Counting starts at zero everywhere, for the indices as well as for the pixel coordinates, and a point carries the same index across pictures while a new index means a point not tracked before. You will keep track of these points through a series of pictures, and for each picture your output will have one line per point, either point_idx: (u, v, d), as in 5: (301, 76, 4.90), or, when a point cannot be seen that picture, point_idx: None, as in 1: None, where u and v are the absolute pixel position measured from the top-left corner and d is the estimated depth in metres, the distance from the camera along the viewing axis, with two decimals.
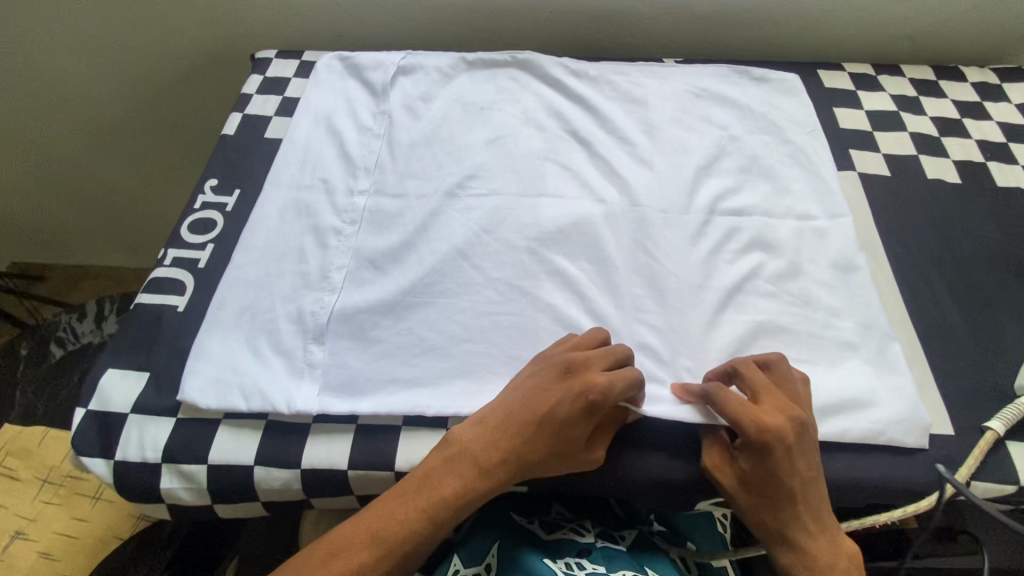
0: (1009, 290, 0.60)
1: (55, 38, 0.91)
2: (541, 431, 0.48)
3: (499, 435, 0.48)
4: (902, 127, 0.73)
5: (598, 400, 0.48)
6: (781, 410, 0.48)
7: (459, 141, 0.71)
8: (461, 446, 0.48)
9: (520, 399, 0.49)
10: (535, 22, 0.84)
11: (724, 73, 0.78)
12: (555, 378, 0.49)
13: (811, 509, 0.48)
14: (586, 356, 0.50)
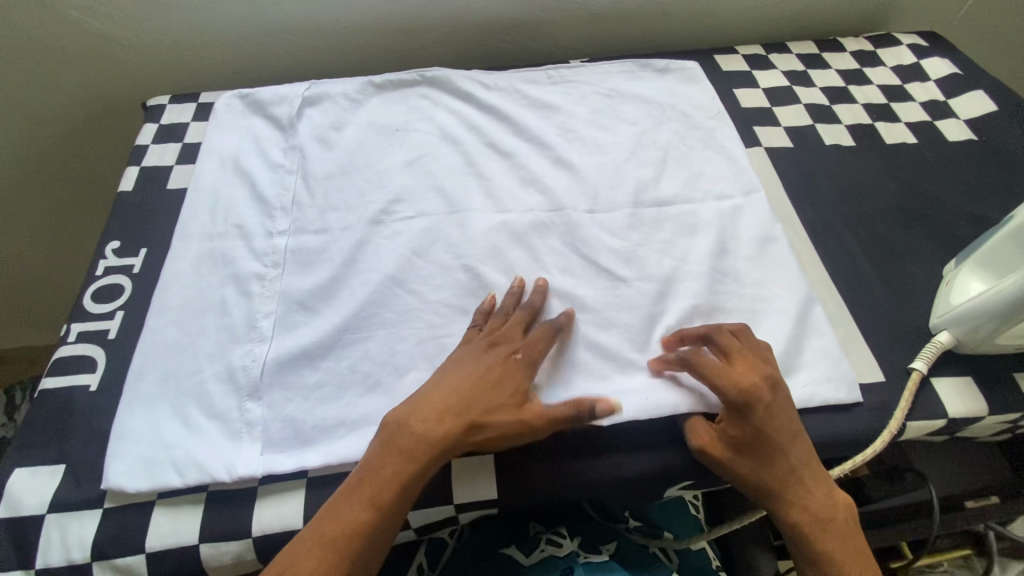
0: (912, 237, 0.64)
1: None
2: (488, 394, 0.49)
3: (450, 404, 0.48)
4: (797, 100, 0.78)
5: (526, 356, 0.52)
6: (747, 360, 0.51)
7: (377, 166, 0.69)
8: (429, 422, 0.47)
9: (451, 373, 0.51)
10: (440, 38, 0.84)
11: (630, 69, 0.80)
12: (487, 349, 0.52)
13: (801, 467, 0.49)
14: (506, 327, 0.54)
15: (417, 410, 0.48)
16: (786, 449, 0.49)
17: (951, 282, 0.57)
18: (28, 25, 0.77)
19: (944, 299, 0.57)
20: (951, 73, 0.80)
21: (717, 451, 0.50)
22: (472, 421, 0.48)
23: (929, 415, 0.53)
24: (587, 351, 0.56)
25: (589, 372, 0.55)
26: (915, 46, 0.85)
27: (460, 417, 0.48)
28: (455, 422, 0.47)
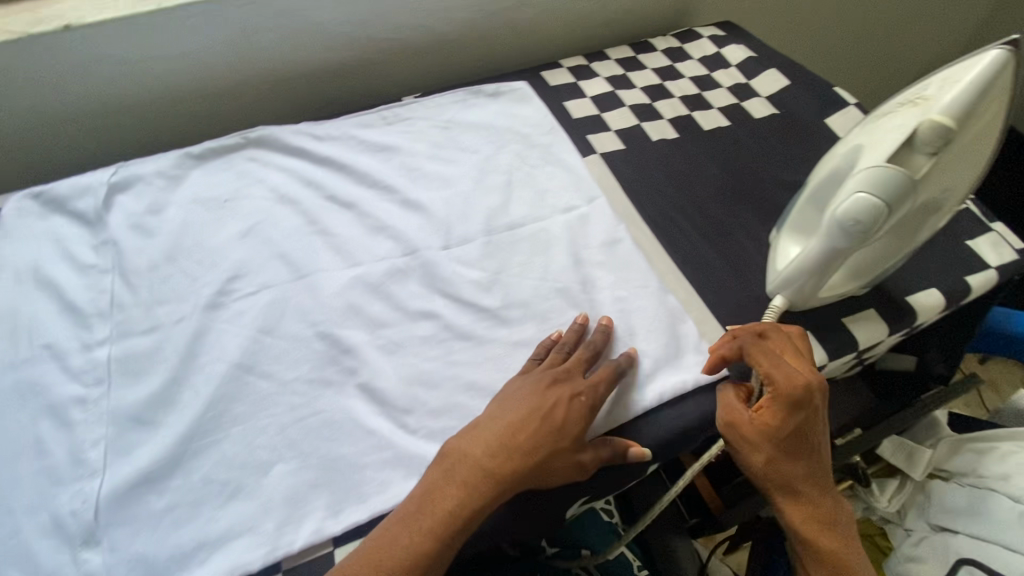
0: (740, 213, 0.70)
1: None
2: (557, 435, 0.48)
3: (516, 441, 0.47)
4: (621, 104, 0.83)
5: (595, 399, 0.51)
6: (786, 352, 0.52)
7: (208, 244, 0.64)
8: (492, 459, 0.46)
9: (517, 406, 0.49)
10: (261, 94, 0.80)
11: (462, 97, 0.81)
12: (547, 389, 0.51)
13: (818, 470, 0.51)
14: (567, 369, 0.53)
15: (479, 446, 0.47)
16: (813, 439, 0.50)
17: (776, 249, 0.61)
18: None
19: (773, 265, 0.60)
20: (746, 57, 0.89)
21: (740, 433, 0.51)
22: (538, 463, 0.47)
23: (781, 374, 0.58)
24: (464, 391, 0.54)
25: (466, 415, 0.53)
26: (713, 37, 0.93)
27: (529, 452, 0.47)
28: (520, 464, 0.46)
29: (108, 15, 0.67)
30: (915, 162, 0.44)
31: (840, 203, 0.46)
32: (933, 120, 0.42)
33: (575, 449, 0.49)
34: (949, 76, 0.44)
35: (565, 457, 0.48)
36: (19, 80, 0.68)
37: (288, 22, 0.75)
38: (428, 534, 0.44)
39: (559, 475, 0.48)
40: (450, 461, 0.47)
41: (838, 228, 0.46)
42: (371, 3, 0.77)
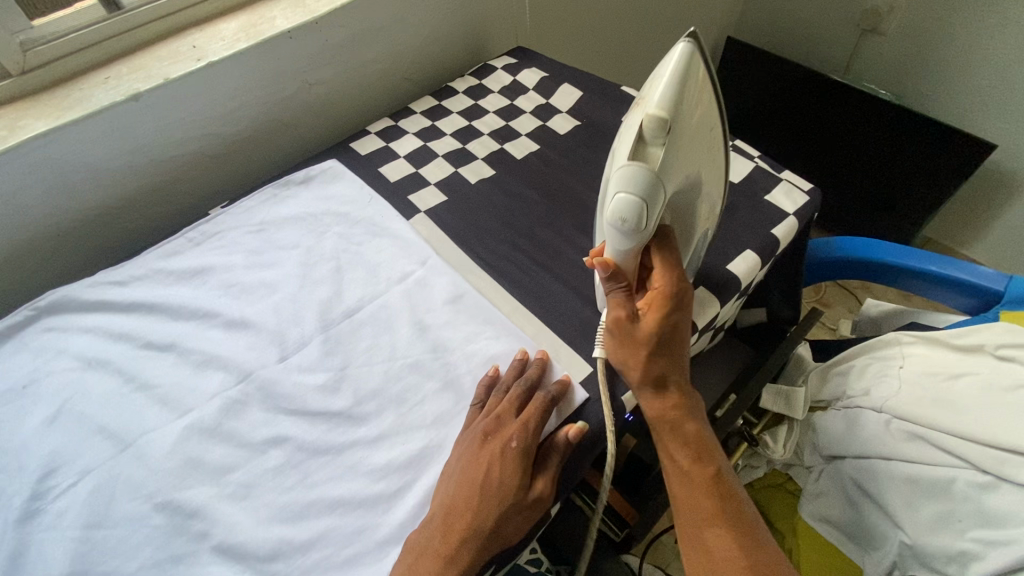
0: (567, 231, 0.72)
1: None
2: (491, 496, 0.48)
3: (458, 521, 0.47)
4: (434, 155, 0.83)
5: (525, 444, 0.50)
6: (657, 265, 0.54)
7: (10, 445, 0.56)
8: (441, 541, 0.46)
9: (456, 480, 0.49)
10: (49, 254, 0.74)
11: (271, 193, 0.78)
12: (479, 445, 0.51)
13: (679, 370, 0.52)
14: (495, 416, 0.53)
15: (433, 524, 0.48)
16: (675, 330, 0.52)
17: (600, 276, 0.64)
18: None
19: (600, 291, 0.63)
20: (541, 77, 0.93)
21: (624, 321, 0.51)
22: (485, 529, 0.47)
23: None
24: (330, 512, 0.51)
25: (337, 537, 0.50)
26: (506, 65, 0.97)
27: (473, 523, 0.47)
28: (466, 536, 0.47)
29: None
30: (654, 153, 0.48)
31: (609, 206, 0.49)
32: (649, 113, 0.46)
33: (518, 495, 0.48)
34: (655, 76, 0.49)
35: (507, 513, 0.48)
36: None
37: (48, 173, 0.68)
38: None
39: (513, 526, 0.48)
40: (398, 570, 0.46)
41: (617, 230, 0.50)
42: (139, 127, 0.73)
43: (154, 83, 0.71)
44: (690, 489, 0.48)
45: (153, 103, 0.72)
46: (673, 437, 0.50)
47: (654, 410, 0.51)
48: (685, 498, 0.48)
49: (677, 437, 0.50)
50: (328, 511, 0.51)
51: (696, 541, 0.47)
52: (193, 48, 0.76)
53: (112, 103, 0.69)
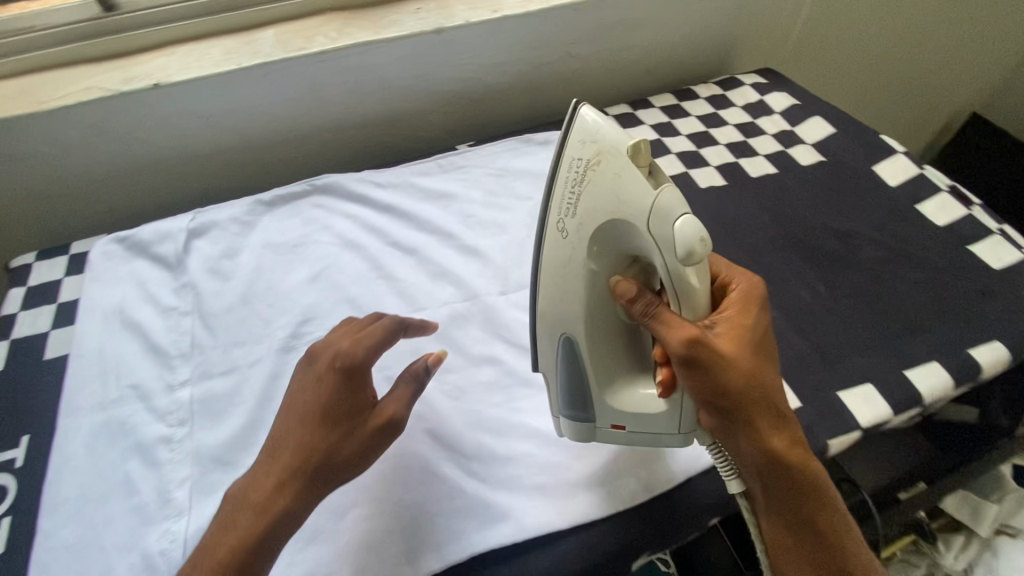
0: (794, 261, 0.70)
1: None
2: (320, 418, 0.45)
3: (279, 466, 0.45)
4: (669, 150, 0.85)
5: (343, 366, 0.47)
6: (735, 293, 0.48)
7: (279, 288, 0.67)
8: (262, 480, 0.45)
9: (286, 415, 0.47)
10: (324, 142, 0.85)
11: (513, 146, 0.85)
12: (303, 380, 0.48)
13: (776, 415, 0.46)
14: (326, 342, 0.49)
15: (258, 466, 0.46)
16: (765, 368, 0.46)
17: (581, 414, 0.52)
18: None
19: (604, 412, 0.51)
20: (790, 104, 0.91)
21: (714, 355, 0.43)
22: (318, 455, 0.44)
23: (686, 414, 0.48)
24: (529, 438, 0.55)
25: (535, 459, 0.54)
26: (754, 83, 0.96)
27: (296, 458, 0.44)
28: (290, 468, 0.44)
29: (194, 75, 0.72)
30: (659, 179, 0.43)
31: (675, 234, 0.41)
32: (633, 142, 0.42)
33: (336, 434, 0.45)
34: (587, 138, 0.44)
35: (343, 440, 0.45)
36: (108, 133, 0.73)
37: (351, 75, 0.79)
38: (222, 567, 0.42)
39: (349, 449, 0.45)
40: (229, 506, 0.45)
41: (698, 256, 0.41)
42: (429, 58, 0.82)
43: (456, 23, 0.79)
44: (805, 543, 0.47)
45: (448, 39, 0.80)
46: (784, 492, 0.46)
47: (761, 465, 0.45)
48: (799, 552, 0.47)
49: (788, 489, 0.46)
50: (529, 437, 0.55)
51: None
52: None
53: (420, 31, 0.78)
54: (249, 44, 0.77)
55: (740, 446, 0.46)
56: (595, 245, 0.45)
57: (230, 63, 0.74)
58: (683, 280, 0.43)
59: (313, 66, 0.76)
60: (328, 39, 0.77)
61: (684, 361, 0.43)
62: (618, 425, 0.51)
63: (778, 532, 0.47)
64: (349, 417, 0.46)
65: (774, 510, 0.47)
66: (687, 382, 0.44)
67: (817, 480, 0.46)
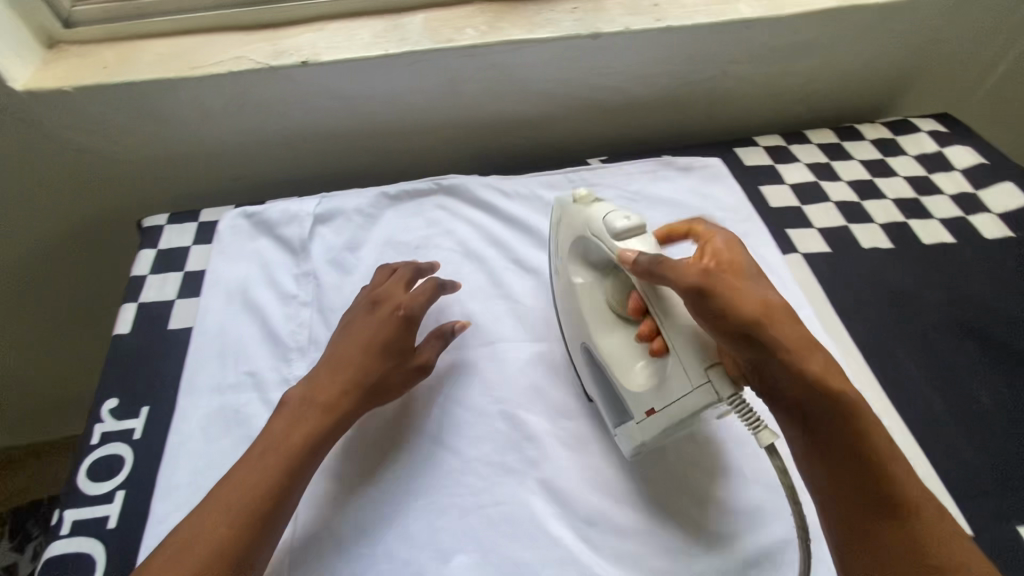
0: (967, 356, 0.62)
1: None
2: (381, 347, 0.54)
3: (328, 386, 0.52)
4: (826, 198, 0.76)
5: (406, 311, 0.56)
6: (710, 247, 0.51)
7: None
8: (315, 393, 0.51)
9: (342, 343, 0.55)
10: (453, 137, 0.81)
11: (651, 168, 0.78)
12: (368, 315, 0.57)
13: (809, 346, 0.43)
14: (384, 290, 0.58)
15: (309, 383, 0.53)
16: (781, 303, 0.44)
17: (625, 417, 0.51)
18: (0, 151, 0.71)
19: (636, 403, 0.49)
20: (974, 162, 0.79)
21: (723, 283, 0.43)
22: (367, 371, 0.53)
23: (687, 365, 0.44)
24: (650, 512, 0.51)
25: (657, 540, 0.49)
26: (931, 130, 0.84)
27: (351, 377, 0.53)
28: (346, 389, 0.52)
29: (341, 56, 0.69)
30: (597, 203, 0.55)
31: (603, 221, 0.51)
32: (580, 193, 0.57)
33: (382, 357, 0.54)
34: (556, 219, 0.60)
35: (392, 365, 0.55)
36: (249, 105, 0.72)
37: (496, 73, 0.74)
38: (278, 463, 0.47)
39: (399, 380, 0.55)
40: (294, 407, 0.51)
41: (616, 226, 0.50)
42: (578, 63, 0.76)
43: (616, 29, 0.73)
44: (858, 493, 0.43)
45: (604, 45, 0.74)
46: (821, 432, 0.43)
47: (787, 402, 0.44)
48: (853, 504, 0.43)
49: (826, 432, 0.43)
50: (649, 511, 0.51)
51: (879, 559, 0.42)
52: (654, 6, 0.76)
53: (576, 34, 0.72)
54: (398, 28, 0.73)
55: (767, 387, 0.43)
56: (577, 267, 0.57)
57: (378, 47, 0.70)
58: (627, 245, 0.49)
59: (459, 59, 0.72)
60: (478, 32, 0.72)
61: (665, 312, 0.46)
62: (651, 409, 0.48)
63: (829, 482, 0.44)
64: (399, 348, 0.55)
65: (813, 458, 0.44)
66: (681, 328, 0.45)
67: (858, 413, 0.43)
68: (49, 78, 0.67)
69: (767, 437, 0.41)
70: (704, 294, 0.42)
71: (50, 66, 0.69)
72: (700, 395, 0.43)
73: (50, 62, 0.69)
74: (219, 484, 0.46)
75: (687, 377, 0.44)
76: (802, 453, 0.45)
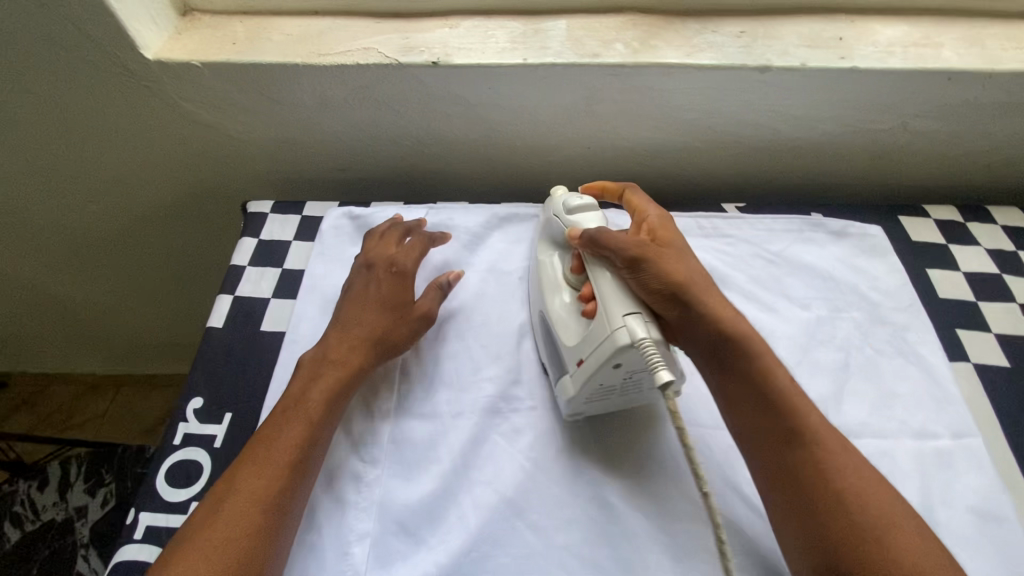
0: None
1: (26, 176, 0.80)
2: (377, 296, 0.57)
3: (340, 346, 0.54)
4: (1010, 297, 0.64)
5: (400, 268, 0.59)
6: (647, 222, 0.56)
7: (496, 330, 0.61)
8: (331, 356, 0.53)
9: (347, 304, 0.57)
10: (574, 157, 0.74)
11: (797, 227, 0.68)
12: (366, 274, 0.59)
13: (716, 304, 0.50)
14: (377, 249, 0.61)
15: (323, 346, 0.54)
16: (691, 267, 0.52)
17: (562, 372, 0.53)
18: (124, 115, 0.72)
19: (569, 355, 0.51)
20: None
21: (651, 254, 0.50)
22: (369, 314, 0.56)
23: (608, 314, 0.48)
24: None
25: None
26: None
27: (356, 330, 0.55)
28: (355, 345, 0.54)
29: (475, 60, 0.63)
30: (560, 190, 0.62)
31: (561, 203, 0.58)
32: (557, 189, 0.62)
33: (378, 302, 0.57)
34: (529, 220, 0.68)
35: (396, 312, 0.57)
36: (369, 99, 0.68)
37: (639, 97, 0.66)
38: (304, 428, 0.48)
39: (408, 332, 0.56)
40: (308, 368, 0.53)
41: (573, 203, 0.57)
42: (735, 95, 0.66)
43: (790, 63, 0.62)
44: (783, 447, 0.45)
45: (771, 80, 0.64)
46: (738, 381, 0.48)
47: (707, 349, 0.49)
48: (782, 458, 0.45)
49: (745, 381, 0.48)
50: None
51: (812, 514, 0.43)
52: (839, 40, 0.65)
53: (744, 64, 0.62)
54: (539, 33, 0.66)
55: (694, 333, 0.49)
56: (542, 248, 0.61)
57: (516, 54, 0.63)
58: (576, 221, 0.56)
59: (602, 77, 0.64)
60: (628, 48, 0.64)
61: (593, 270, 0.52)
62: (579, 360, 0.50)
63: (754, 434, 0.47)
64: (398, 296, 0.58)
65: (736, 408, 0.48)
66: (608, 276, 0.51)
67: (770, 367, 0.48)
68: (179, 49, 0.65)
69: (662, 377, 0.44)
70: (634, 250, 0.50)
71: (181, 36, 0.67)
72: (613, 340, 0.46)
73: (182, 31, 0.68)
74: (250, 450, 0.47)
75: (605, 322, 0.48)
76: (727, 408, 0.49)
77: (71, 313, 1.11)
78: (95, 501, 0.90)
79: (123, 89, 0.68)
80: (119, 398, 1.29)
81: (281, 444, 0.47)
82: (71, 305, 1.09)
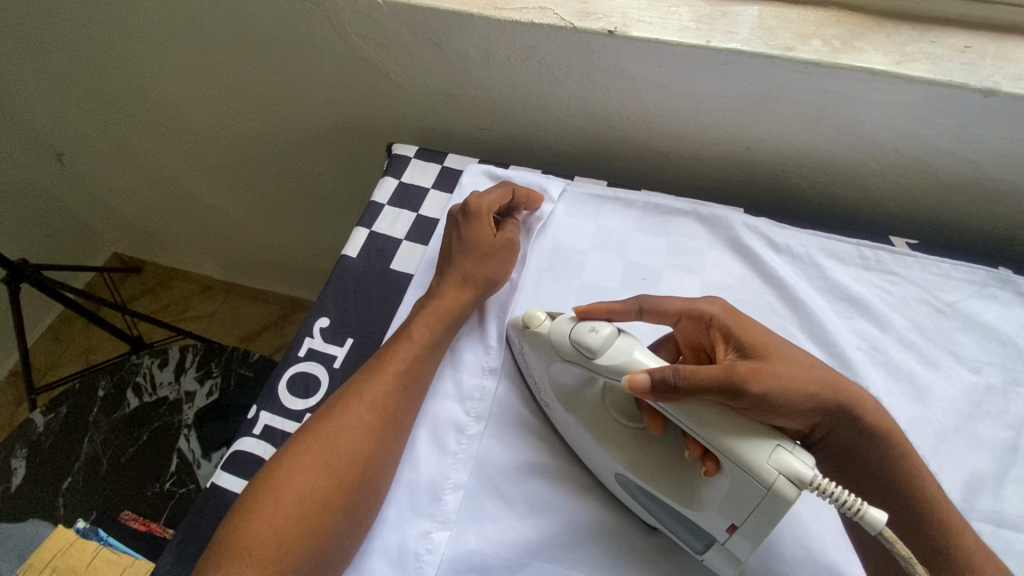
0: None
1: (205, 82, 0.87)
2: (460, 247, 0.57)
3: (445, 293, 0.55)
4: None
5: (477, 208, 0.58)
6: (716, 324, 0.46)
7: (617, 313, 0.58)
8: (439, 296, 0.54)
9: (442, 259, 0.58)
10: (726, 157, 0.70)
11: (977, 280, 0.59)
12: (452, 227, 0.59)
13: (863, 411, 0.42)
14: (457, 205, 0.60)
15: (434, 292, 0.55)
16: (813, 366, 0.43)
17: (706, 534, 0.42)
18: (296, 41, 0.75)
19: (713, 523, 0.41)
20: None
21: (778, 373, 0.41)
22: (456, 264, 0.56)
23: (749, 467, 0.37)
24: None
25: None
26: None
27: (449, 274, 0.56)
28: (455, 290, 0.55)
29: (654, 35, 0.59)
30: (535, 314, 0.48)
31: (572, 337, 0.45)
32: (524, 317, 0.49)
33: (461, 247, 0.57)
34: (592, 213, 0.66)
35: (483, 253, 0.56)
36: (531, 60, 0.66)
37: (821, 103, 0.60)
38: (415, 345, 0.51)
39: (497, 268, 0.56)
40: (422, 302, 0.55)
41: (589, 342, 0.44)
42: (940, 118, 0.58)
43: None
44: (872, 478, 0.44)
45: (992, 107, 0.55)
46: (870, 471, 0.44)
47: (838, 448, 0.44)
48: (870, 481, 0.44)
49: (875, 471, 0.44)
50: None
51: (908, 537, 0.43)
52: None
53: (965, 83, 0.55)
54: (726, 16, 0.61)
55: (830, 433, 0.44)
56: (566, 379, 0.49)
57: (699, 35, 0.59)
58: (612, 363, 0.43)
59: (790, 73, 0.58)
60: (828, 46, 0.57)
61: (698, 427, 0.39)
62: (733, 525, 0.39)
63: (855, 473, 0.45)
64: (480, 242, 0.57)
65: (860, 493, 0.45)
66: (716, 424, 0.39)
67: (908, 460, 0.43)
68: None
69: (874, 518, 0.35)
70: (736, 383, 0.39)
71: None
72: (783, 496, 0.36)
73: None
74: (370, 362, 0.50)
75: (756, 480, 0.37)
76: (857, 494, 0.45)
77: (210, 218, 1.22)
78: (202, 390, 0.99)
79: (303, 15, 0.71)
80: (224, 303, 1.42)
81: (393, 362, 0.49)
82: (209, 210, 1.19)
